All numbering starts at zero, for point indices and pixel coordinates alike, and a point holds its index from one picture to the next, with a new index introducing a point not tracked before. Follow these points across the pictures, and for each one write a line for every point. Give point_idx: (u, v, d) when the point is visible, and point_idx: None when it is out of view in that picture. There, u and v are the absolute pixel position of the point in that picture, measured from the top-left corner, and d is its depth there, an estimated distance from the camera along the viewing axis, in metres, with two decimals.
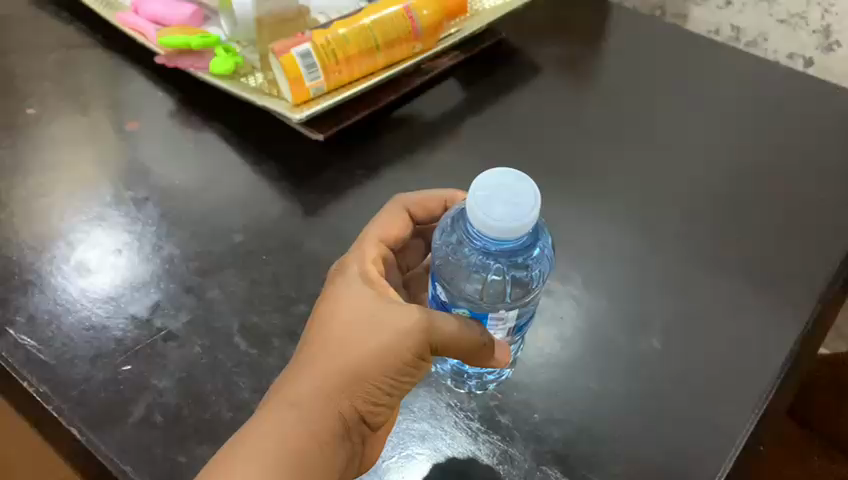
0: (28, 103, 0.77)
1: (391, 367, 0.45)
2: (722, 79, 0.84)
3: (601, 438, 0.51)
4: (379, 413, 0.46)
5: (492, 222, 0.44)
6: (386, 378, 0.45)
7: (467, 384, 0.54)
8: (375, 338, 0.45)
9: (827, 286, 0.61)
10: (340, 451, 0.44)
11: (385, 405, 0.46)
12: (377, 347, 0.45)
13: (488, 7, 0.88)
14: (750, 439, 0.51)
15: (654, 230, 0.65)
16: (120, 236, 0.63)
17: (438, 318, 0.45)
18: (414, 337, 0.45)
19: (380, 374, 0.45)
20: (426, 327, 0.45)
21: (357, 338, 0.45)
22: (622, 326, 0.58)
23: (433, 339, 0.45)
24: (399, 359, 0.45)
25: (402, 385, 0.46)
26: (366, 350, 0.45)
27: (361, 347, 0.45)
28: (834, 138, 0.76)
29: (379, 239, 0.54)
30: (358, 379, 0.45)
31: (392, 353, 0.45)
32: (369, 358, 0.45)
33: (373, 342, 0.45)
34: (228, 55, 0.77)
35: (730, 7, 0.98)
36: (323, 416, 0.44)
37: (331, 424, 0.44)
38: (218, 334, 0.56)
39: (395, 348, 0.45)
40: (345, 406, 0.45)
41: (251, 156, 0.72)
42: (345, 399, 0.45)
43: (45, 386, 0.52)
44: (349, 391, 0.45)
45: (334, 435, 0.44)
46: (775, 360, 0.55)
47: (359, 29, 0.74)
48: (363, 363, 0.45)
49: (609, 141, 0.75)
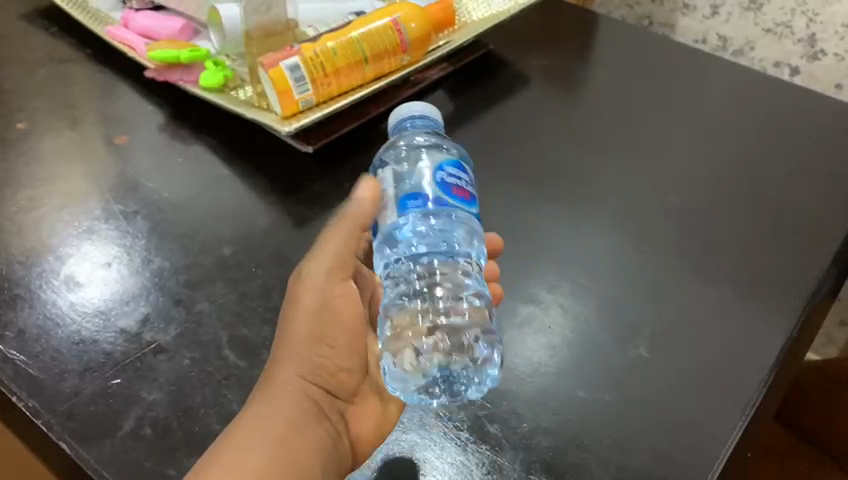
0: (18, 118, 0.77)
1: (327, 328, 0.49)
2: (708, 86, 0.85)
3: (590, 446, 0.51)
4: (341, 379, 0.50)
5: (406, 114, 0.57)
6: (330, 343, 0.49)
7: (469, 423, 0.52)
8: (302, 313, 0.48)
9: (814, 290, 0.61)
10: (320, 428, 0.47)
11: (342, 369, 0.50)
12: (307, 317, 0.48)
13: (475, 19, 0.90)
14: (738, 445, 0.51)
15: (641, 236, 0.66)
16: (110, 250, 0.63)
17: (323, 247, 0.50)
18: (330, 288, 0.49)
19: (321, 342, 0.49)
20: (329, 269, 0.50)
21: (288, 324, 0.49)
22: (610, 335, 0.58)
23: (330, 266, 0.50)
24: (326, 315, 0.49)
25: (349, 341, 0.50)
26: (301, 327, 0.48)
27: (296, 329, 0.48)
28: (821, 143, 0.77)
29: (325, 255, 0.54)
30: (306, 355, 0.48)
31: (322, 313, 0.49)
32: (309, 330, 0.48)
33: (302, 318, 0.48)
34: (217, 68, 0.78)
35: (716, 17, 1.01)
36: (289, 403, 0.47)
37: (302, 403, 0.47)
38: (207, 347, 0.56)
39: (324, 309, 0.49)
40: (306, 387, 0.48)
41: (240, 168, 0.72)
42: (305, 378, 0.48)
43: (34, 401, 0.52)
44: (305, 372, 0.48)
45: (308, 416, 0.47)
46: (762, 366, 0.55)
47: (347, 41, 0.74)
48: (306, 340, 0.48)
49: (596, 149, 0.76)
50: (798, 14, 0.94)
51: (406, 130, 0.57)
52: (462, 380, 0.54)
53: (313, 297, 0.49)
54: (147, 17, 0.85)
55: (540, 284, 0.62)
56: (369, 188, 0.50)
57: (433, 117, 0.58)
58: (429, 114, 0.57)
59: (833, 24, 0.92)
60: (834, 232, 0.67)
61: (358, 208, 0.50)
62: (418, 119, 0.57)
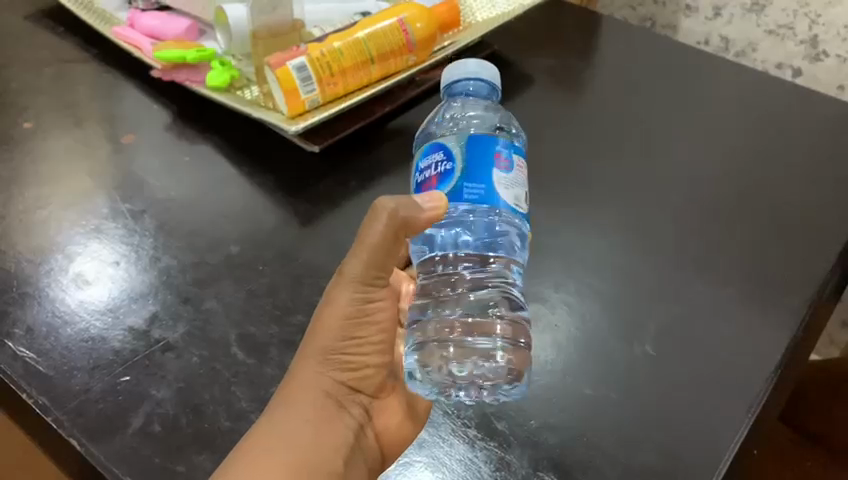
0: (25, 117, 0.78)
1: (355, 328, 0.48)
2: (712, 86, 0.86)
3: (596, 443, 0.51)
4: (367, 378, 0.50)
5: (461, 72, 0.57)
6: (353, 342, 0.48)
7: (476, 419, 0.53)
8: (332, 312, 0.47)
9: (818, 289, 0.62)
10: (341, 424, 0.47)
11: (370, 367, 0.50)
12: (336, 317, 0.47)
13: (480, 20, 0.90)
14: (745, 443, 0.52)
15: (646, 236, 0.66)
16: (118, 249, 0.63)
17: (362, 246, 0.47)
18: (355, 290, 0.48)
19: (344, 342, 0.48)
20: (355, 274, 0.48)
21: (321, 321, 0.47)
22: (616, 333, 0.58)
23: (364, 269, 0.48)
24: (351, 316, 0.48)
25: (377, 340, 0.50)
26: (331, 326, 0.47)
27: (324, 328, 0.47)
28: (825, 143, 0.78)
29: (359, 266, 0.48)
30: (332, 355, 0.47)
31: (351, 314, 0.48)
32: (332, 333, 0.47)
33: (333, 316, 0.47)
34: (223, 68, 0.78)
35: (719, 19, 1.04)
36: (313, 402, 0.46)
37: (323, 403, 0.47)
38: (215, 345, 0.56)
39: (353, 310, 0.48)
40: (330, 386, 0.47)
41: (246, 167, 0.73)
42: (327, 376, 0.47)
43: (44, 398, 0.52)
44: (327, 370, 0.47)
45: (331, 415, 0.47)
46: (767, 365, 0.56)
47: (353, 42, 0.74)
48: (329, 340, 0.47)
49: (601, 149, 0.77)
50: (801, 16, 0.97)
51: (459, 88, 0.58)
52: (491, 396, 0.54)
53: (345, 296, 0.48)
54: (153, 17, 0.86)
55: (545, 284, 0.62)
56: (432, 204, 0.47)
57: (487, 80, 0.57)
58: (482, 75, 0.57)
59: (835, 26, 0.94)
60: (838, 231, 0.67)
61: (413, 221, 0.47)
62: (473, 80, 0.57)
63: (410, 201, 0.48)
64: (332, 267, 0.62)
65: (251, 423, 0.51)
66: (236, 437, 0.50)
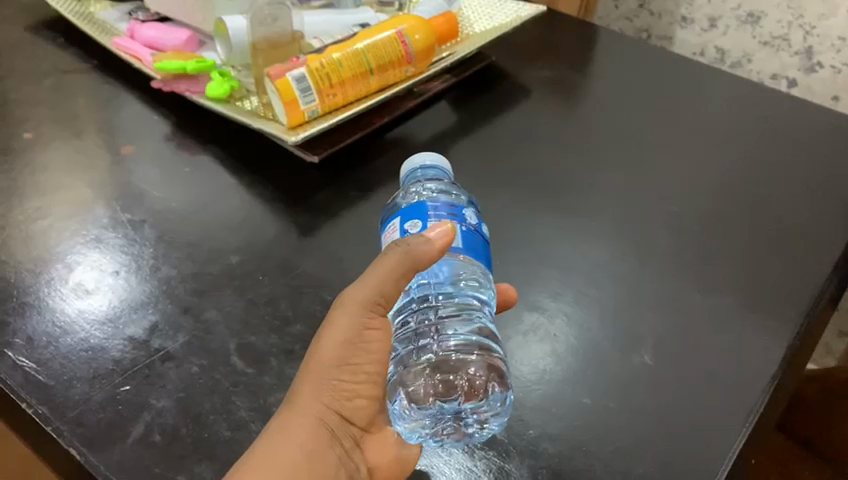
0: (25, 128, 0.78)
1: (353, 355, 0.47)
2: (710, 96, 0.87)
3: (595, 453, 0.51)
4: (362, 408, 0.48)
5: (417, 162, 0.58)
6: (349, 371, 0.47)
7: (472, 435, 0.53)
8: (332, 339, 0.46)
9: (815, 297, 0.62)
10: (331, 455, 0.46)
11: (362, 398, 0.48)
12: (335, 342, 0.46)
13: (478, 31, 0.91)
14: (743, 451, 0.52)
15: (644, 246, 0.67)
16: (118, 260, 0.63)
17: (370, 273, 0.47)
18: (354, 316, 0.46)
19: (340, 370, 0.47)
20: (356, 302, 0.46)
21: (318, 344, 0.46)
22: (616, 343, 0.58)
23: (370, 296, 0.47)
24: (348, 342, 0.46)
25: (374, 370, 0.48)
26: (330, 349, 0.46)
27: (322, 354, 0.46)
28: (822, 152, 0.78)
29: (363, 293, 0.47)
30: (329, 379, 0.46)
31: (352, 340, 0.47)
32: (330, 359, 0.46)
33: (332, 343, 0.46)
34: (223, 79, 0.79)
35: (714, 30, 1.06)
36: (306, 427, 0.45)
37: (314, 431, 0.45)
38: (215, 355, 0.56)
39: (354, 335, 0.47)
40: (324, 414, 0.46)
41: (245, 178, 0.73)
42: (321, 404, 0.46)
43: (44, 408, 0.52)
44: (322, 397, 0.46)
45: (321, 444, 0.45)
46: (763, 374, 0.56)
47: (353, 53, 0.75)
48: (324, 366, 0.46)
49: (599, 160, 0.77)
50: (795, 27, 0.98)
51: (415, 180, 0.58)
52: (476, 422, 0.53)
53: (346, 322, 0.46)
54: (153, 28, 0.86)
55: (544, 293, 0.63)
56: (441, 234, 0.48)
57: (441, 167, 0.58)
58: (436, 165, 0.58)
59: (830, 37, 0.96)
60: (835, 240, 0.68)
61: (420, 252, 0.47)
62: (429, 169, 0.58)
63: (420, 235, 0.48)
64: (331, 278, 0.63)
65: (252, 432, 0.51)
66: (236, 446, 0.50)
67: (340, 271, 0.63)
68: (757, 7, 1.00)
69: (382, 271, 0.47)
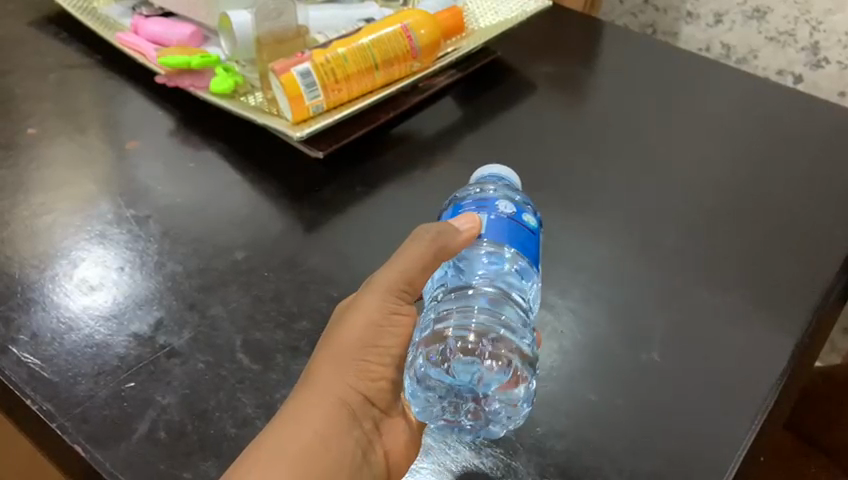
0: (28, 124, 0.78)
1: (377, 337, 0.47)
2: (716, 92, 0.86)
3: (603, 450, 0.51)
4: (385, 391, 0.48)
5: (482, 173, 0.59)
6: (373, 353, 0.47)
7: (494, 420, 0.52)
8: (355, 322, 0.47)
9: (823, 294, 0.62)
10: (350, 437, 0.46)
11: (387, 381, 0.48)
12: (359, 324, 0.47)
13: (483, 26, 0.91)
14: (751, 449, 0.52)
15: (650, 243, 0.66)
16: (122, 256, 0.63)
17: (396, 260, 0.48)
18: (379, 299, 0.47)
19: (363, 351, 0.47)
20: (380, 286, 0.48)
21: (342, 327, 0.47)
22: (623, 340, 0.58)
23: (396, 280, 0.48)
24: (371, 324, 0.47)
25: (398, 353, 0.48)
26: (354, 331, 0.47)
27: (345, 338, 0.47)
28: (830, 148, 0.78)
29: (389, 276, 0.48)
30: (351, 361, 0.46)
31: (377, 321, 0.47)
32: (354, 341, 0.47)
33: (355, 325, 0.47)
34: (227, 74, 0.78)
35: (720, 26, 1.05)
36: (325, 409, 0.45)
37: (333, 412, 0.45)
38: (220, 351, 0.56)
39: (378, 319, 0.47)
40: (345, 395, 0.46)
41: (250, 173, 0.73)
42: (343, 385, 0.46)
43: (49, 404, 0.52)
44: (343, 379, 0.46)
45: (340, 425, 0.45)
46: (771, 371, 0.56)
47: (358, 49, 0.75)
48: (347, 348, 0.47)
49: (605, 156, 0.77)
50: (802, 23, 0.98)
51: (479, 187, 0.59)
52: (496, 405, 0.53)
53: (371, 305, 0.47)
54: (157, 23, 0.86)
55: (552, 290, 0.62)
56: (468, 224, 0.50)
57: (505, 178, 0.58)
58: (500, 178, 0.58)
59: (836, 33, 0.95)
60: (842, 237, 0.67)
61: (453, 243, 0.49)
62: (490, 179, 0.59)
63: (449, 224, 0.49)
64: (336, 274, 0.63)
65: (258, 429, 0.51)
66: (242, 443, 0.50)
67: (345, 268, 0.63)
68: (763, 3, 0.99)
69: (410, 257, 0.48)
